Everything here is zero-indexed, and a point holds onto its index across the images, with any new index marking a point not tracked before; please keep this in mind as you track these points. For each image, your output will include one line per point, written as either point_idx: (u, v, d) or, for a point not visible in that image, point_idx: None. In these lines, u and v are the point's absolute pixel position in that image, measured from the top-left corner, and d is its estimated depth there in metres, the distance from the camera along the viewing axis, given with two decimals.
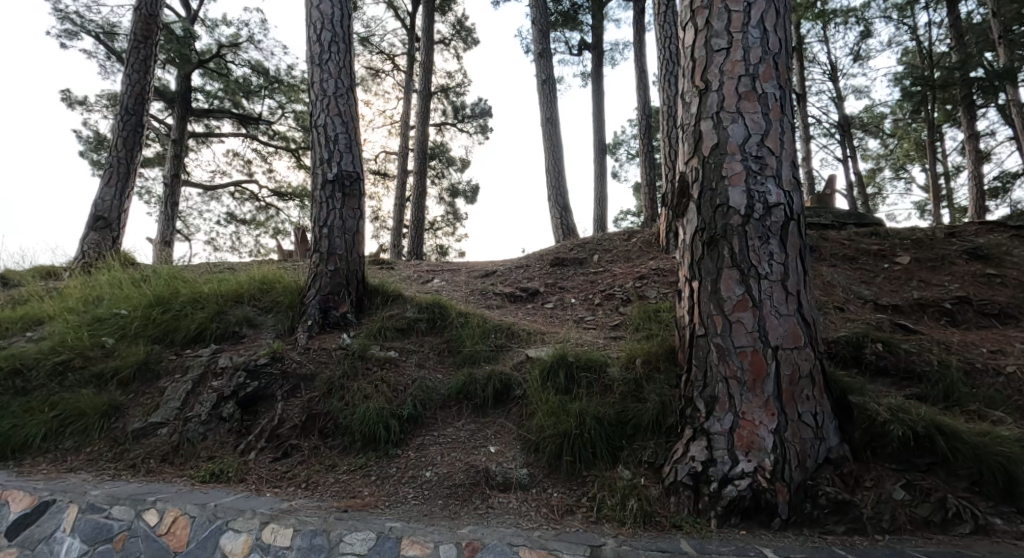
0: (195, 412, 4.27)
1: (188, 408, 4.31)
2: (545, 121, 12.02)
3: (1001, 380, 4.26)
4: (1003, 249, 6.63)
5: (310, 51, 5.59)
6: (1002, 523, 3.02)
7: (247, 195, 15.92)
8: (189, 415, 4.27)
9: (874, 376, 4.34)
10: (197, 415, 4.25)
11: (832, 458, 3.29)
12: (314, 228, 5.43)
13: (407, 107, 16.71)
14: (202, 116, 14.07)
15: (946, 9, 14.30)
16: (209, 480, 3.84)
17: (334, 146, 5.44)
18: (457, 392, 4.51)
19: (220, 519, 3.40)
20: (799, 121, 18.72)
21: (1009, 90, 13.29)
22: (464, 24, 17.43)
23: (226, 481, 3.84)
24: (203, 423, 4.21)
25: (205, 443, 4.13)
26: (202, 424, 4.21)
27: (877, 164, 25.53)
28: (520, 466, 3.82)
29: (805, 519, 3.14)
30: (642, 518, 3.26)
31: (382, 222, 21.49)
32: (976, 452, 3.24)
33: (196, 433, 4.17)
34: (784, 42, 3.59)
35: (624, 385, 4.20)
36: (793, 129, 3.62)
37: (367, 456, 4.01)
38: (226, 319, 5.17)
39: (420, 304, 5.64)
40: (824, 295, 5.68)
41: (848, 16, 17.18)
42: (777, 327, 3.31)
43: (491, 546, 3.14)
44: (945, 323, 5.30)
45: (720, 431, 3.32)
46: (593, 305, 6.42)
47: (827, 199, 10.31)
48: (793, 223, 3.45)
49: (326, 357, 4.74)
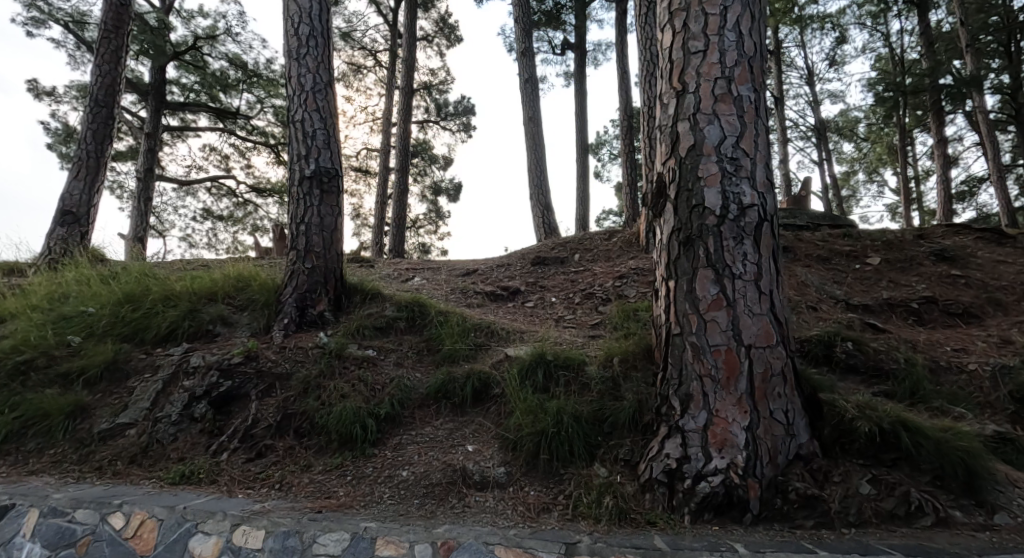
0: (166, 412, 4.21)
1: (157, 409, 4.24)
2: (527, 120, 12.04)
3: (964, 378, 4.39)
4: (968, 251, 6.83)
5: (287, 44, 5.52)
6: (961, 516, 3.12)
7: (224, 191, 15.67)
8: (160, 415, 4.20)
9: (845, 374, 4.43)
10: (167, 415, 4.18)
11: (803, 454, 3.34)
12: (291, 225, 5.38)
13: (389, 103, 16.63)
14: (177, 110, 13.79)
15: (918, 17, 14.68)
16: (178, 481, 3.78)
17: (311, 142, 5.40)
18: (435, 391, 4.50)
19: (189, 522, 3.34)
20: (777, 124, 19.07)
21: (976, 97, 13.74)
22: (447, 21, 17.38)
23: (196, 483, 3.79)
24: (174, 424, 4.15)
25: (174, 444, 4.07)
26: (173, 424, 4.15)
27: (851, 167, 26.14)
28: (498, 464, 3.83)
29: (776, 514, 3.19)
30: (617, 515, 3.30)
31: (363, 219, 21.36)
32: (938, 447, 3.34)
33: (166, 434, 4.11)
34: (758, 46, 3.65)
35: (602, 383, 4.24)
36: (768, 131, 3.67)
37: (343, 455, 3.98)
38: (199, 318, 5.08)
39: (399, 303, 5.61)
40: (798, 295, 5.78)
41: (824, 22, 17.55)
42: (750, 325, 3.37)
43: (467, 545, 3.13)
44: (912, 322, 5.43)
45: (695, 428, 3.36)
46: (573, 304, 6.44)
47: (803, 201, 10.48)
48: (766, 223, 3.50)
49: (302, 356, 4.69)
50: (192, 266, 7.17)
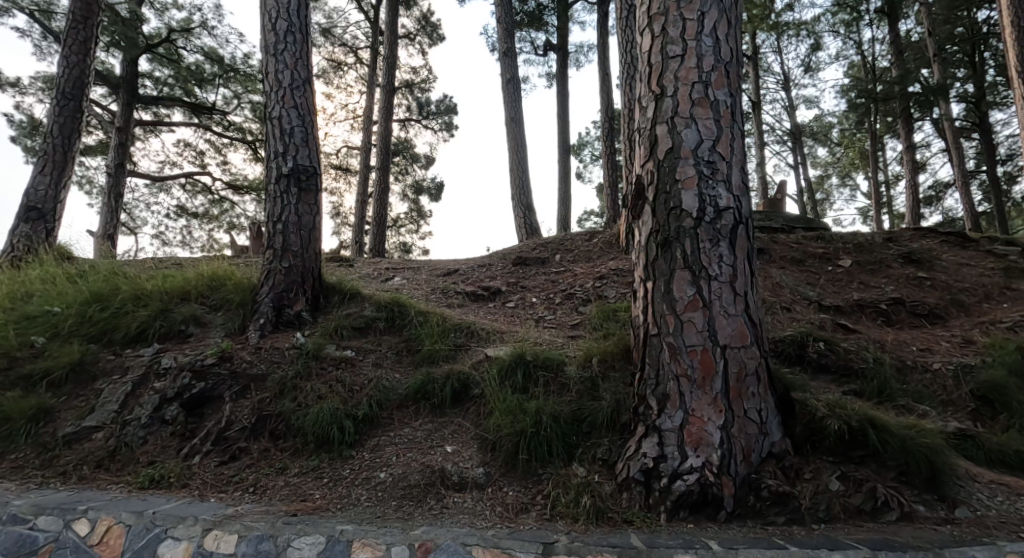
0: (136, 415, 4.15)
1: (126, 411, 4.18)
2: (509, 120, 12.07)
3: (928, 377, 4.54)
4: (934, 254, 7.04)
5: (265, 40, 5.47)
6: (924, 510, 3.23)
7: (199, 188, 15.41)
8: (129, 418, 4.13)
9: (816, 373, 4.54)
10: (137, 418, 4.12)
11: (775, 451, 3.42)
12: (268, 224, 5.34)
13: (370, 101, 16.53)
14: (150, 104, 13.52)
15: (889, 25, 15.06)
16: (147, 486, 3.72)
17: (289, 139, 5.36)
18: (414, 392, 4.51)
19: (158, 527, 3.29)
20: (755, 127, 19.39)
21: (943, 105, 14.18)
22: (429, 20, 17.34)
23: (167, 487, 3.73)
24: (144, 427, 4.09)
25: (144, 447, 4.01)
26: (142, 427, 4.09)
27: (826, 170, 26.71)
28: (476, 464, 3.85)
29: (749, 511, 3.26)
30: (594, 514, 3.33)
31: (343, 218, 21.20)
32: (904, 444, 3.45)
33: (135, 437, 4.04)
34: (734, 52, 3.73)
35: (581, 384, 4.29)
36: (743, 135, 3.75)
37: (320, 457, 3.96)
38: (171, 318, 5.01)
39: (379, 303, 5.60)
40: (772, 296, 5.90)
41: (800, 29, 17.91)
42: (725, 326, 3.44)
43: (445, 546, 3.14)
44: (881, 322, 5.58)
45: (671, 428, 3.42)
46: (553, 304, 6.49)
47: (779, 204, 10.67)
48: (741, 226, 3.58)
49: (279, 357, 4.66)
50: (166, 264, 7.06)
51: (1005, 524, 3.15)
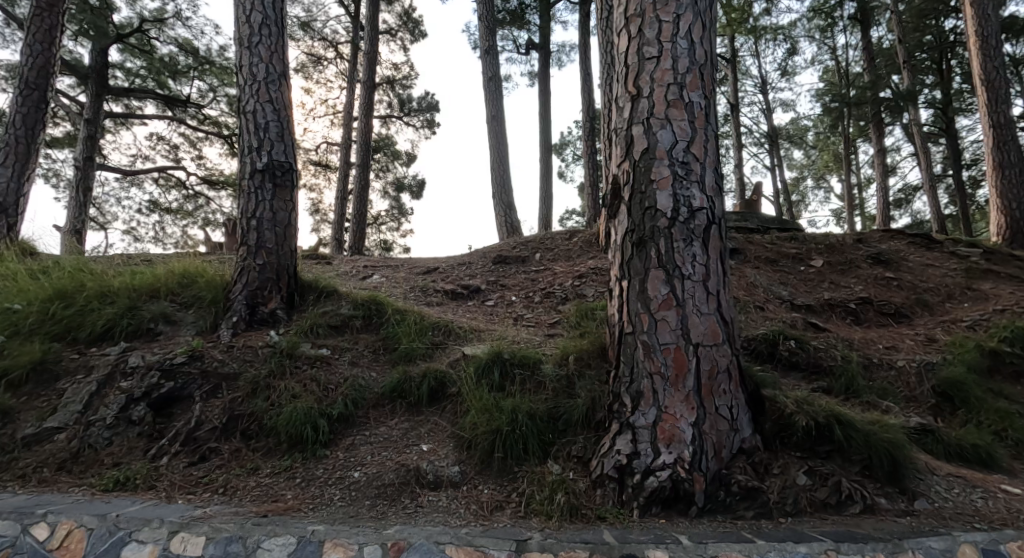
0: (100, 415, 4.06)
1: (91, 412, 4.09)
2: (490, 118, 12.07)
3: (893, 373, 4.66)
4: (902, 255, 7.22)
5: (239, 32, 5.40)
6: (886, 503, 3.32)
7: (172, 182, 15.11)
8: (93, 418, 4.05)
9: (786, 371, 4.62)
10: (102, 418, 4.04)
11: (746, 448, 3.48)
12: (242, 220, 5.27)
13: (350, 97, 16.39)
14: (121, 95, 13.22)
15: (862, 31, 15.40)
16: (112, 488, 3.64)
17: (263, 134, 5.29)
18: (390, 391, 4.48)
19: (122, 530, 3.23)
20: (733, 128, 19.65)
21: (912, 110, 14.56)
22: (411, 16, 17.25)
23: (132, 489, 3.65)
24: (109, 428, 4.01)
25: (109, 448, 3.93)
26: (108, 428, 4.01)
27: (801, 172, 27.23)
28: (452, 463, 3.85)
29: (719, 506, 3.31)
30: (569, 511, 3.34)
31: (323, 215, 20.99)
32: (868, 439, 3.53)
33: (100, 438, 3.96)
34: (708, 54, 3.78)
35: (557, 381, 4.33)
36: (717, 137, 3.80)
37: (293, 457, 3.92)
38: (139, 316, 4.91)
39: (356, 301, 5.57)
40: (746, 295, 5.99)
41: (777, 33, 18.23)
42: (698, 324, 3.48)
43: (418, 546, 3.13)
44: (850, 321, 5.70)
45: (644, 425, 3.46)
46: (532, 303, 6.52)
47: (756, 204, 10.81)
48: (714, 226, 3.63)
49: (251, 356, 4.60)
50: (136, 261, 6.93)
51: (962, 515, 3.25)
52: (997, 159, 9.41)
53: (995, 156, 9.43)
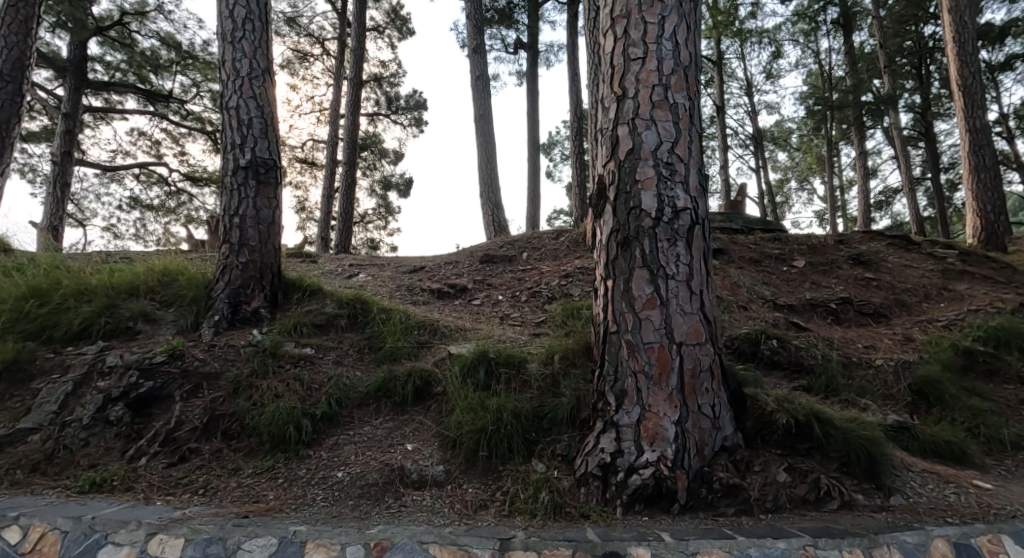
0: (76, 416, 4.01)
1: (66, 412, 4.03)
2: (478, 117, 12.06)
3: (872, 371, 4.74)
4: (881, 256, 7.34)
5: (221, 26, 5.34)
6: (863, 498, 3.37)
7: (154, 178, 14.90)
8: (69, 419, 3.99)
9: (768, 370, 4.68)
10: (78, 419, 3.98)
11: (727, 445, 3.52)
12: (224, 217, 5.22)
13: (337, 94, 16.29)
14: (101, 89, 13.02)
15: (845, 34, 15.61)
16: (88, 490, 3.59)
17: (246, 130, 5.25)
18: (375, 390, 4.47)
19: (98, 532, 3.18)
20: (718, 129, 19.83)
21: (892, 114, 14.79)
22: (399, 13, 17.19)
23: (108, 491, 3.60)
24: (85, 428, 3.96)
25: (85, 450, 3.87)
26: (84, 429, 3.95)
27: (785, 174, 27.55)
28: (436, 463, 3.84)
29: (701, 504, 3.34)
30: (552, 509, 3.36)
31: (308, 213, 20.83)
32: (846, 436, 3.59)
33: (75, 439, 3.90)
34: (693, 56, 3.82)
35: (542, 380, 4.35)
36: (701, 139, 3.83)
37: (275, 457, 3.89)
38: (117, 314, 4.85)
39: (340, 300, 5.54)
40: (730, 295, 6.05)
41: (762, 36, 18.43)
42: (681, 324, 3.52)
43: (401, 545, 3.13)
44: (831, 321, 5.78)
45: (628, 423, 3.48)
46: (518, 302, 6.53)
47: (740, 205, 10.91)
48: (697, 226, 3.66)
49: (233, 355, 4.56)
50: (116, 258, 6.82)
51: (935, 510, 3.32)
52: (973, 163, 9.56)
53: (971, 160, 9.58)
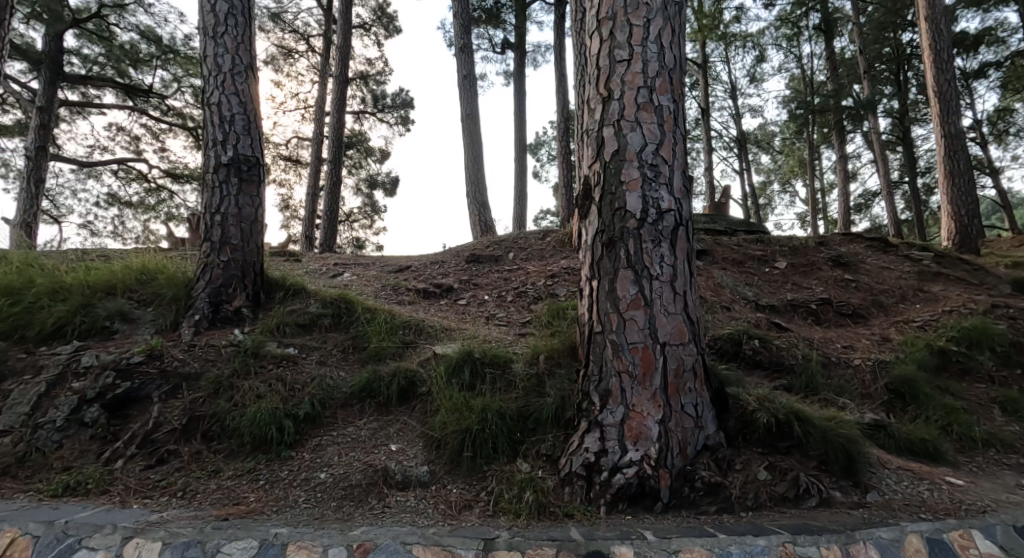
0: (50, 417, 3.95)
1: (40, 414, 3.97)
2: (465, 116, 12.06)
3: (850, 371, 4.82)
4: (860, 258, 7.47)
5: (204, 21, 5.29)
6: (840, 496, 3.44)
7: (133, 175, 14.69)
8: (42, 420, 3.93)
9: (749, 370, 4.74)
10: (51, 421, 3.93)
11: (709, 444, 3.56)
12: (205, 215, 5.18)
13: (322, 92, 16.18)
14: (78, 83, 12.80)
15: (827, 38, 15.84)
16: (61, 493, 3.54)
17: (229, 127, 5.21)
18: (359, 390, 4.46)
19: (72, 537, 3.14)
20: (703, 131, 20.03)
21: (872, 119, 15.05)
22: (385, 11, 17.12)
23: (83, 494, 3.56)
24: (58, 430, 3.90)
25: (59, 452, 3.82)
26: (57, 431, 3.90)
27: (769, 177, 27.88)
28: (421, 463, 3.84)
29: (684, 502, 3.38)
30: (536, 509, 3.37)
31: (293, 211, 20.67)
32: (825, 434, 3.65)
33: (48, 441, 3.85)
34: (677, 59, 3.86)
35: (527, 380, 4.37)
36: (685, 141, 3.88)
37: (257, 459, 3.86)
38: (93, 314, 4.79)
39: (325, 300, 5.51)
40: (713, 295, 6.12)
41: (746, 40, 18.64)
42: (665, 324, 3.56)
43: (384, 546, 3.13)
44: (811, 321, 5.88)
45: (612, 423, 3.51)
46: (504, 301, 6.55)
47: (724, 207, 11.03)
48: (682, 228, 3.70)
49: (214, 355, 4.52)
50: (94, 256, 6.73)
51: (910, 506, 3.40)
52: (948, 167, 9.77)
53: (946, 164, 9.79)
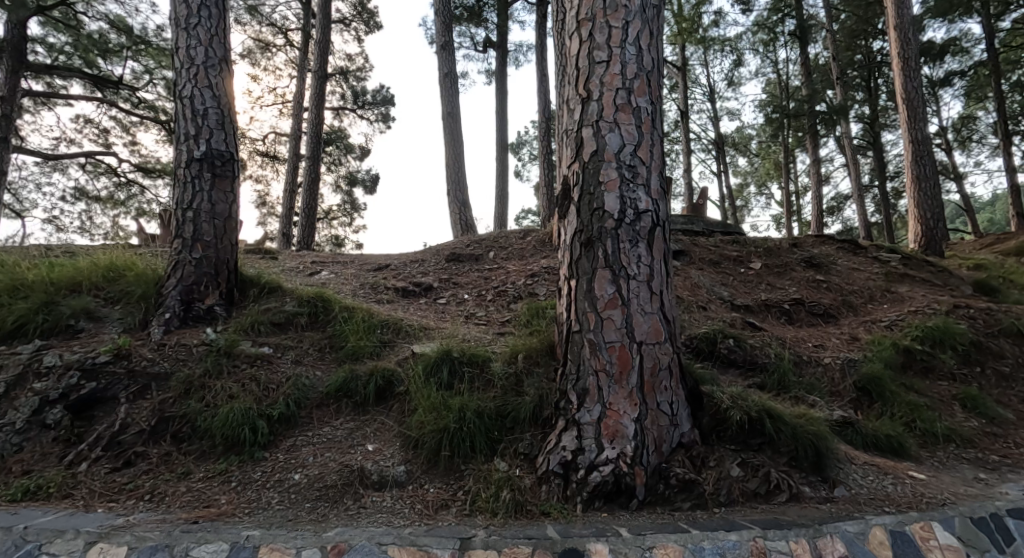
0: (10, 419, 3.86)
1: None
2: (446, 114, 12.02)
3: (820, 369, 4.93)
4: (832, 259, 7.64)
5: (176, 12, 5.21)
6: (809, 491, 3.52)
7: (102, 169, 14.34)
8: (2, 422, 3.84)
9: (724, 368, 4.82)
10: (11, 423, 3.84)
11: (684, 441, 3.61)
12: (177, 211, 5.10)
13: (301, 87, 16.00)
14: (43, 73, 12.44)
15: (804, 43, 16.12)
16: (22, 498, 3.46)
17: (202, 121, 5.13)
18: (336, 390, 4.43)
19: (31, 543, 3.07)
20: (681, 132, 20.26)
21: (844, 124, 15.38)
22: (366, 7, 16.98)
23: (45, 498, 3.48)
24: (19, 432, 3.81)
25: (20, 455, 3.74)
26: (18, 433, 3.81)
27: (745, 179, 28.30)
28: (397, 463, 3.84)
29: (658, 499, 3.43)
30: (513, 508, 3.39)
31: (270, 208, 20.41)
32: (795, 431, 3.73)
33: (8, 444, 3.76)
34: (655, 61, 3.91)
35: (505, 379, 4.39)
36: (663, 143, 3.93)
37: (228, 460, 3.82)
38: (57, 312, 4.69)
39: (301, 298, 5.47)
40: (690, 295, 6.20)
41: (724, 44, 18.90)
42: (642, 323, 3.60)
43: (359, 547, 3.12)
44: (784, 321, 5.99)
45: (589, 421, 3.55)
46: (484, 301, 6.55)
47: (703, 208, 11.17)
48: (658, 228, 3.76)
49: (185, 354, 4.46)
50: (61, 252, 6.57)
51: (874, 500, 3.49)
52: (915, 172, 10.03)
53: (913, 169, 10.04)
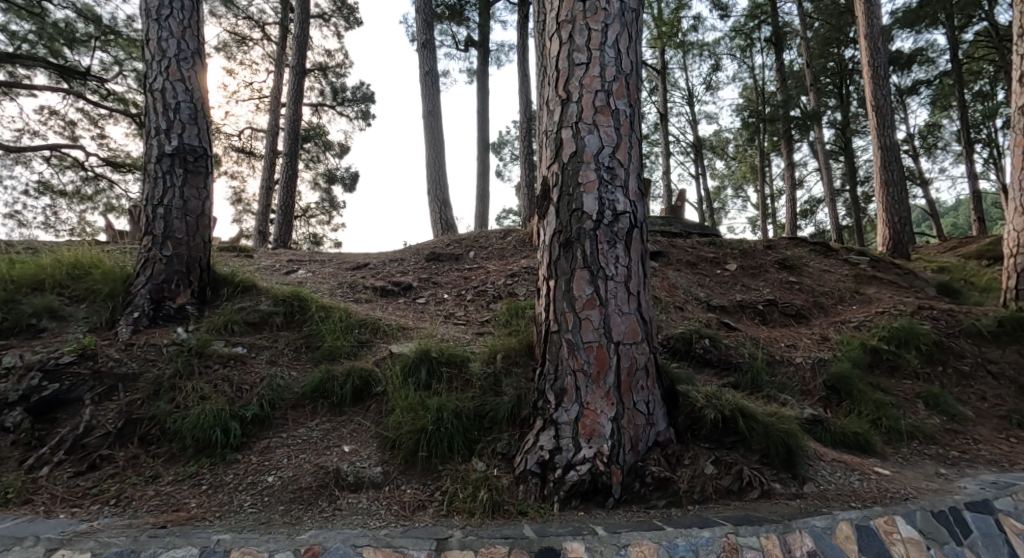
0: None
1: None
2: (426, 113, 11.99)
3: (791, 369, 5.03)
4: (805, 261, 7.80)
5: (147, 4, 5.12)
6: (779, 488, 3.59)
7: (69, 162, 13.99)
8: None
9: (698, 368, 4.89)
10: None
11: (659, 440, 3.66)
12: (147, 208, 5.02)
13: (278, 82, 15.80)
14: (7, 62, 12.09)
15: (780, 47, 16.41)
16: None
17: (174, 115, 5.06)
18: (312, 390, 4.40)
19: None
20: (660, 134, 20.45)
21: (818, 129, 15.67)
22: (346, 2, 16.84)
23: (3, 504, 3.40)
24: None
25: None
26: None
27: (723, 182, 28.71)
28: (374, 463, 3.83)
29: (634, 497, 3.48)
30: (490, 507, 3.41)
31: (246, 205, 20.12)
32: (767, 430, 3.80)
33: None
34: (633, 64, 3.96)
35: (483, 379, 4.40)
36: (641, 144, 3.98)
37: (200, 463, 3.77)
38: (19, 310, 4.58)
39: (277, 297, 5.41)
40: (667, 295, 6.28)
41: (702, 48, 19.16)
42: (619, 324, 3.64)
43: (333, 549, 3.10)
44: (757, 321, 6.10)
45: (567, 421, 3.57)
46: (463, 300, 6.55)
47: (681, 210, 11.30)
48: (636, 229, 3.80)
49: (154, 354, 4.39)
50: (27, 248, 6.41)
51: (841, 495, 3.58)
52: (884, 177, 10.28)
53: (883, 174, 10.29)
